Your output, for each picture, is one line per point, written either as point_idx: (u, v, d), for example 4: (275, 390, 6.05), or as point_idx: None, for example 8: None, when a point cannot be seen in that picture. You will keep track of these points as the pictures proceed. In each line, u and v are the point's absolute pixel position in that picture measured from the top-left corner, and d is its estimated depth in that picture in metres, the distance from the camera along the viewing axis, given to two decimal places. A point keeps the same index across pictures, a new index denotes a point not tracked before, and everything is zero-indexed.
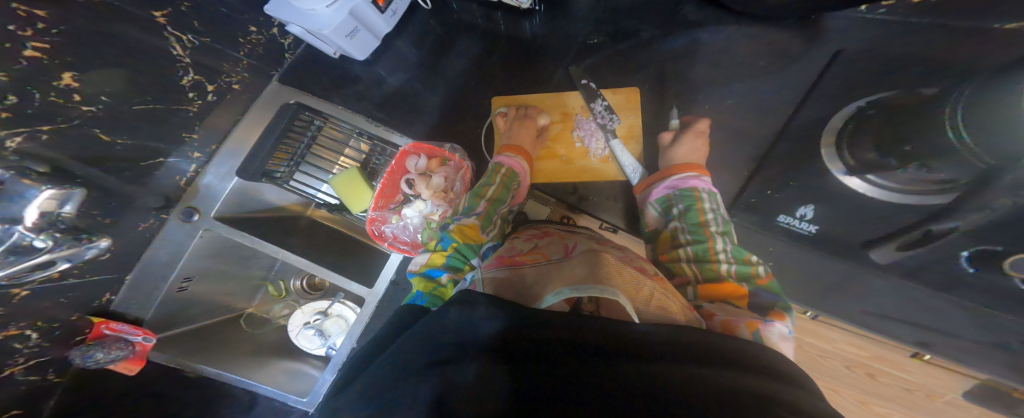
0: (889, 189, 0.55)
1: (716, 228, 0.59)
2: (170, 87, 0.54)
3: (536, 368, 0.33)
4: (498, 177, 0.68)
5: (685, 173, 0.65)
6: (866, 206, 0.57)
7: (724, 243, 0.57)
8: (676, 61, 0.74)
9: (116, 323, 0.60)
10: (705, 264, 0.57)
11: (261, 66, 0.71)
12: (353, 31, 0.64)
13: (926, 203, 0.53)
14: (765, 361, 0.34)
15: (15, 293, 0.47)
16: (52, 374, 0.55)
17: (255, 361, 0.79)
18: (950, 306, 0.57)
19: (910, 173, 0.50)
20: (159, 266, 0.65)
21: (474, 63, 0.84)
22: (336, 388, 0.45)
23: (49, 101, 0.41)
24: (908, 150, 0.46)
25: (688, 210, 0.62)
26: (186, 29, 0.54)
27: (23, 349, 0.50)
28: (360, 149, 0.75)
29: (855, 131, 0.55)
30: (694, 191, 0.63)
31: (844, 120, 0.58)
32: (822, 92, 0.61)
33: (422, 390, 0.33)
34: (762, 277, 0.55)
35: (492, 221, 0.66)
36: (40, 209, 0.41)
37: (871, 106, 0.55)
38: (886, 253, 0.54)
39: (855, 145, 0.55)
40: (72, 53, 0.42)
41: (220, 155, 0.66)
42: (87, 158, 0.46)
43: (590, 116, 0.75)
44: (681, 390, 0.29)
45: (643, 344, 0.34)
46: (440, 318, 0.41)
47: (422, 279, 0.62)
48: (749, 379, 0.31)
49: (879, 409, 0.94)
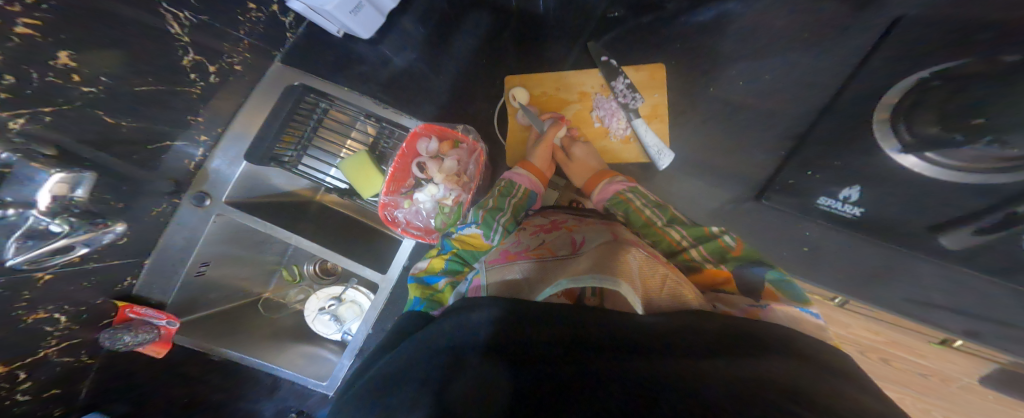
0: (949, 167, 0.51)
1: (661, 222, 0.60)
2: (171, 68, 0.51)
3: (537, 368, 0.31)
4: (497, 188, 0.69)
5: (601, 185, 0.67)
6: (911, 184, 0.53)
7: (678, 231, 0.59)
8: (704, 35, 0.68)
9: (140, 308, 0.62)
10: (677, 256, 0.56)
11: (264, 47, 0.68)
12: (357, 6, 0.61)
13: (992, 184, 0.50)
14: (783, 348, 0.31)
15: (39, 276, 0.47)
16: (85, 356, 0.58)
17: (276, 345, 0.80)
18: (994, 287, 0.55)
19: (977, 151, 0.46)
20: (176, 250, 0.66)
21: (485, 42, 0.81)
22: (357, 374, 0.46)
23: (45, 82, 0.39)
24: (981, 122, 0.42)
25: (629, 214, 0.62)
26: (182, 6, 0.50)
27: (52, 333, 0.51)
28: (368, 132, 0.74)
29: (914, 104, 0.50)
30: (619, 194, 0.64)
31: (902, 94, 0.52)
32: (871, 69, 0.56)
33: (424, 392, 0.32)
34: (733, 248, 0.55)
35: (493, 226, 0.63)
36: (52, 193, 0.40)
37: (939, 78, 0.50)
38: (958, 238, 0.53)
39: (916, 119, 0.50)
40: (63, 29, 0.39)
41: (227, 138, 0.65)
42: (95, 141, 0.46)
43: (610, 95, 0.72)
44: (688, 385, 0.27)
45: (643, 339, 0.33)
46: (451, 316, 0.41)
47: (419, 287, 0.60)
48: (763, 369, 0.28)
49: (886, 391, 0.91)
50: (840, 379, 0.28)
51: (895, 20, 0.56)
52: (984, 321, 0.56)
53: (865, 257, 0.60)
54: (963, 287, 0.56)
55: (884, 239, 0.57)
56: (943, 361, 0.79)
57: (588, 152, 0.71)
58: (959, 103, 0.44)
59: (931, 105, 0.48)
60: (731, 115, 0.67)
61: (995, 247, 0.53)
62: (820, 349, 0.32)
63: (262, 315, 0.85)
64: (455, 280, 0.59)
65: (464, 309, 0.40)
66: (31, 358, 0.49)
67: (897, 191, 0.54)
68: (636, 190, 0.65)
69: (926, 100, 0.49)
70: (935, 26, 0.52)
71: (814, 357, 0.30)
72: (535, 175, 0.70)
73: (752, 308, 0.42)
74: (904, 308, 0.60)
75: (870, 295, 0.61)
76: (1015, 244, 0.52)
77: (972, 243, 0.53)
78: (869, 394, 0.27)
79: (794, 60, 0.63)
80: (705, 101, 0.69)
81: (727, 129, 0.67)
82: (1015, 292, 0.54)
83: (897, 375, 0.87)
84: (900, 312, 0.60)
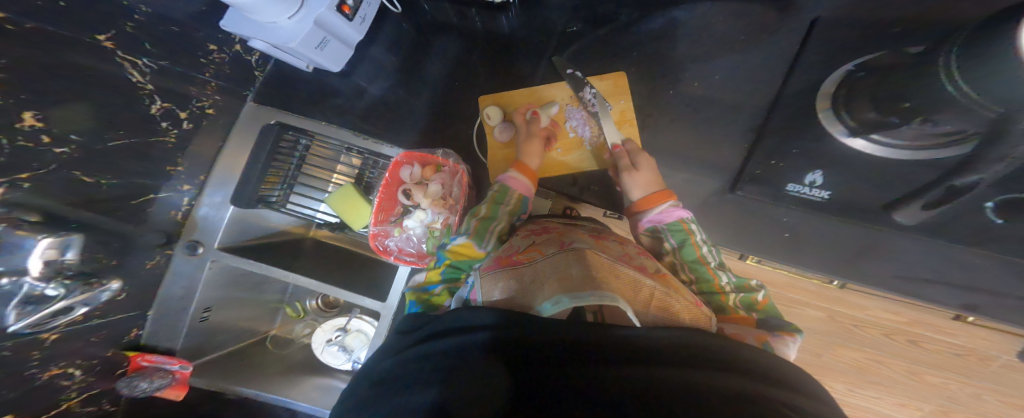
0: (898, 148, 0.53)
1: (714, 261, 0.59)
2: (147, 124, 0.54)
3: (536, 373, 0.32)
4: (491, 195, 0.66)
5: (662, 204, 0.60)
6: (869, 165, 0.55)
7: (727, 277, 0.58)
8: (657, 41, 0.69)
9: (152, 356, 0.64)
10: (712, 295, 0.57)
11: (231, 87, 0.69)
12: (321, 42, 0.63)
13: (937, 157, 0.52)
14: (776, 367, 0.33)
15: (49, 336, 0.48)
16: (104, 404, 0.61)
17: (288, 379, 0.78)
18: (977, 257, 0.56)
19: (914, 129, 0.47)
20: (176, 300, 0.67)
21: (455, 64, 0.83)
22: (354, 379, 0.46)
23: (20, 146, 0.40)
24: (908, 106, 0.42)
25: (683, 246, 0.59)
26: (141, 54, 0.51)
27: (69, 386, 0.54)
28: (353, 164, 0.76)
29: (849, 93, 0.53)
30: (683, 223, 0.59)
31: (836, 85, 0.55)
32: (809, 61, 0.58)
33: (424, 397, 0.32)
34: (761, 300, 0.58)
35: (485, 237, 0.61)
36: (43, 259, 0.43)
37: (862, 69, 0.53)
38: (912, 215, 0.51)
39: (853, 106, 0.53)
40: (24, 90, 0.39)
41: (211, 184, 0.67)
42: (78, 202, 0.47)
43: (579, 106, 0.73)
44: (682, 396, 0.29)
45: (641, 349, 0.34)
46: (449, 326, 0.41)
47: (416, 293, 0.62)
48: (752, 384, 0.31)
49: (929, 380, 0.86)
50: (816, 396, 0.32)
51: (816, 19, 0.58)
52: (971, 291, 0.57)
53: (855, 239, 0.59)
54: (945, 257, 0.57)
55: (867, 221, 0.57)
56: (971, 336, 0.81)
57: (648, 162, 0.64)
58: (883, 88, 0.46)
59: (862, 93, 0.50)
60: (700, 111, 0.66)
61: (963, 218, 0.54)
62: (785, 362, 0.35)
63: (271, 351, 0.86)
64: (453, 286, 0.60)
65: (461, 323, 0.40)
66: (54, 410, 0.52)
67: (859, 171, 0.56)
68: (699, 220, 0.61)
69: (855, 90, 0.52)
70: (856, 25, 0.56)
71: (787, 365, 0.34)
72: (525, 174, 0.66)
73: (761, 332, 0.48)
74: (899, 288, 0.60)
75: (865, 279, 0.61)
76: (983, 212, 0.53)
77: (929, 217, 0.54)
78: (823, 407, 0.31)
79: (748, 56, 0.64)
80: (669, 103, 0.68)
81: (695, 125, 0.66)
82: (991, 257, 0.55)
83: (931, 357, 0.84)
84: (901, 293, 0.60)
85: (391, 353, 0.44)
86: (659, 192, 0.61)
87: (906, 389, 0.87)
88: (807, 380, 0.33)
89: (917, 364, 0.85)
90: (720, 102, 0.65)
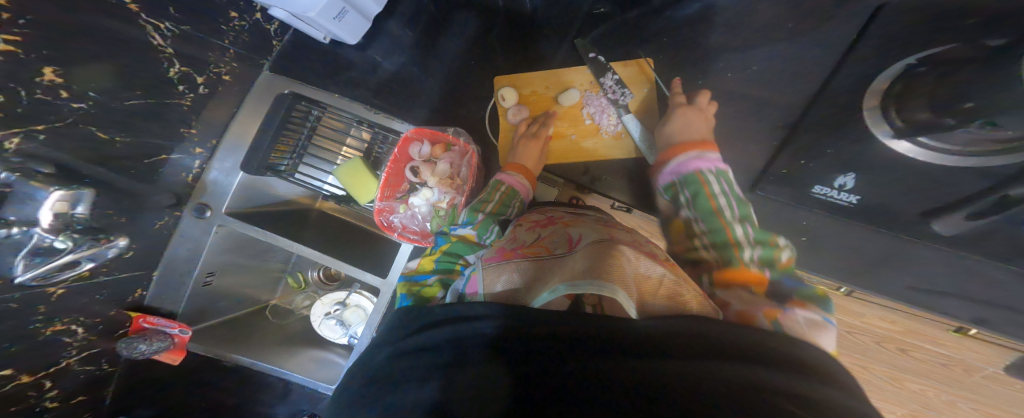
0: (940, 151, 0.52)
1: (731, 215, 0.57)
2: (162, 85, 0.52)
3: (539, 365, 0.32)
4: (497, 197, 0.65)
5: (682, 155, 0.61)
6: (896, 170, 0.55)
7: (744, 228, 0.55)
8: (691, 27, 0.67)
9: (153, 318, 0.65)
10: (726, 248, 0.54)
11: (248, 55, 0.68)
12: (340, 12, 0.62)
13: (988, 166, 0.51)
14: (792, 358, 0.32)
15: (53, 291, 0.49)
16: (107, 364, 0.63)
17: (285, 350, 0.79)
18: (993, 267, 0.56)
19: (969, 134, 0.46)
20: (181, 261, 0.67)
21: (476, 43, 0.82)
22: (358, 363, 0.47)
23: (36, 99, 0.39)
24: (970, 106, 0.42)
25: (697, 198, 0.59)
26: (163, 17, 0.50)
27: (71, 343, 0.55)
28: (362, 138, 0.75)
29: (902, 92, 0.51)
30: (699, 174, 0.59)
31: (890, 81, 0.54)
32: (850, 63, 0.57)
33: (427, 389, 0.33)
34: (785, 261, 0.52)
35: (488, 226, 0.62)
36: (53, 211, 0.42)
37: (924, 63, 0.51)
38: (951, 221, 0.54)
39: (905, 105, 0.51)
40: (45, 45, 0.39)
41: (222, 149, 0.66)
42: (92, 159, 0.47)
43: (598, 92, 0.72)
44: (689, 389, 0.28)
45: (646, 344, 0.33)
46: (457, 311, 0.41)
47: (407, 284, 0.59)
48: (763, 376, 0.29)
49: (911, 385, 0.89)
50: (840, 387, 0.30)
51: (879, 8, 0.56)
52: (980, 301, 0.58)
53: (866, 243, 0.60)
54: (959, 266, 0.57)
55: (883, 225, 0.57)
56: (966, 350, 0.81)
57: (685, 121, 0.63)
58: None
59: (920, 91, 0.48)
60: (726, 105, 0.65)
61: (991, 230, 0.54)
62: (811, 355, 0.33)
63: (273, 321, 0.86)
64: (444, 277, 0.57)
65: (464, 310, 0.40)
66: (55, 368, 0.53)
67: (882, 176, 0.55)
68: (723, 175, 0.59)
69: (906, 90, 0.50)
70: (908, 22, 0.54)
71: (810, 356, 0.33)
72: (528, 179, 0.67)
73: (770, 309, 0.43)
74: (905, 295, 0.60)
75: (873, 283, 0.61)
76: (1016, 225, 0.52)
77: (965, 226, 0.54)
78: (838, 391, 0.29)
79: (777, 54, 0.63)
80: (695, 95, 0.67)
81: (720, 120, 0.66)
82: (1008, 268, 0.56)
83: (922, 367, 0.85)
84: (904, 299, 0.61)
85: (397, 335, 0.45)
86: (698, 143, 0.60)
87: (886, 393, 0.90)
88: (820, 367, 0.32)
89: (905, 371, 0.87)
90: (745, 97, 0.64)
